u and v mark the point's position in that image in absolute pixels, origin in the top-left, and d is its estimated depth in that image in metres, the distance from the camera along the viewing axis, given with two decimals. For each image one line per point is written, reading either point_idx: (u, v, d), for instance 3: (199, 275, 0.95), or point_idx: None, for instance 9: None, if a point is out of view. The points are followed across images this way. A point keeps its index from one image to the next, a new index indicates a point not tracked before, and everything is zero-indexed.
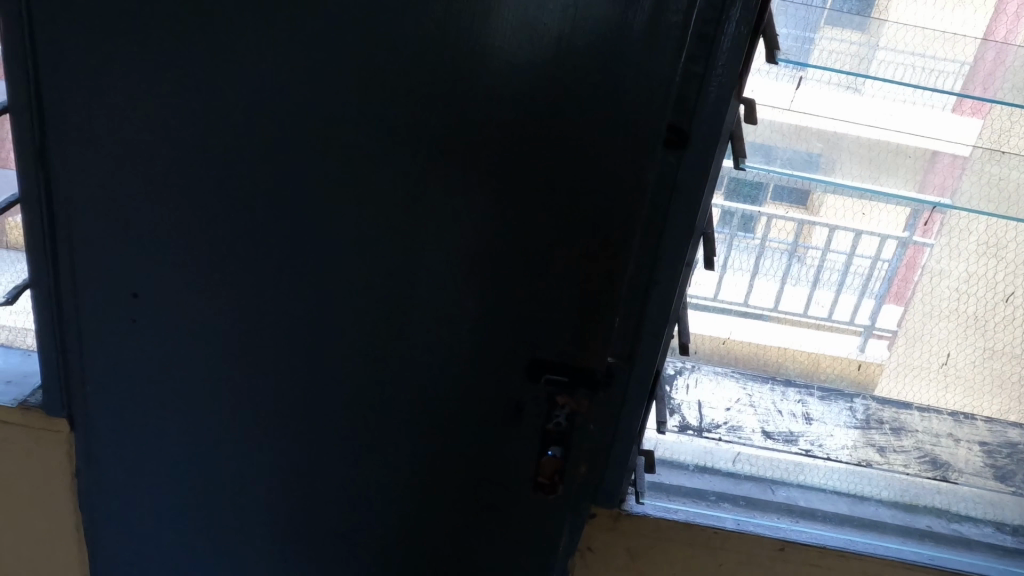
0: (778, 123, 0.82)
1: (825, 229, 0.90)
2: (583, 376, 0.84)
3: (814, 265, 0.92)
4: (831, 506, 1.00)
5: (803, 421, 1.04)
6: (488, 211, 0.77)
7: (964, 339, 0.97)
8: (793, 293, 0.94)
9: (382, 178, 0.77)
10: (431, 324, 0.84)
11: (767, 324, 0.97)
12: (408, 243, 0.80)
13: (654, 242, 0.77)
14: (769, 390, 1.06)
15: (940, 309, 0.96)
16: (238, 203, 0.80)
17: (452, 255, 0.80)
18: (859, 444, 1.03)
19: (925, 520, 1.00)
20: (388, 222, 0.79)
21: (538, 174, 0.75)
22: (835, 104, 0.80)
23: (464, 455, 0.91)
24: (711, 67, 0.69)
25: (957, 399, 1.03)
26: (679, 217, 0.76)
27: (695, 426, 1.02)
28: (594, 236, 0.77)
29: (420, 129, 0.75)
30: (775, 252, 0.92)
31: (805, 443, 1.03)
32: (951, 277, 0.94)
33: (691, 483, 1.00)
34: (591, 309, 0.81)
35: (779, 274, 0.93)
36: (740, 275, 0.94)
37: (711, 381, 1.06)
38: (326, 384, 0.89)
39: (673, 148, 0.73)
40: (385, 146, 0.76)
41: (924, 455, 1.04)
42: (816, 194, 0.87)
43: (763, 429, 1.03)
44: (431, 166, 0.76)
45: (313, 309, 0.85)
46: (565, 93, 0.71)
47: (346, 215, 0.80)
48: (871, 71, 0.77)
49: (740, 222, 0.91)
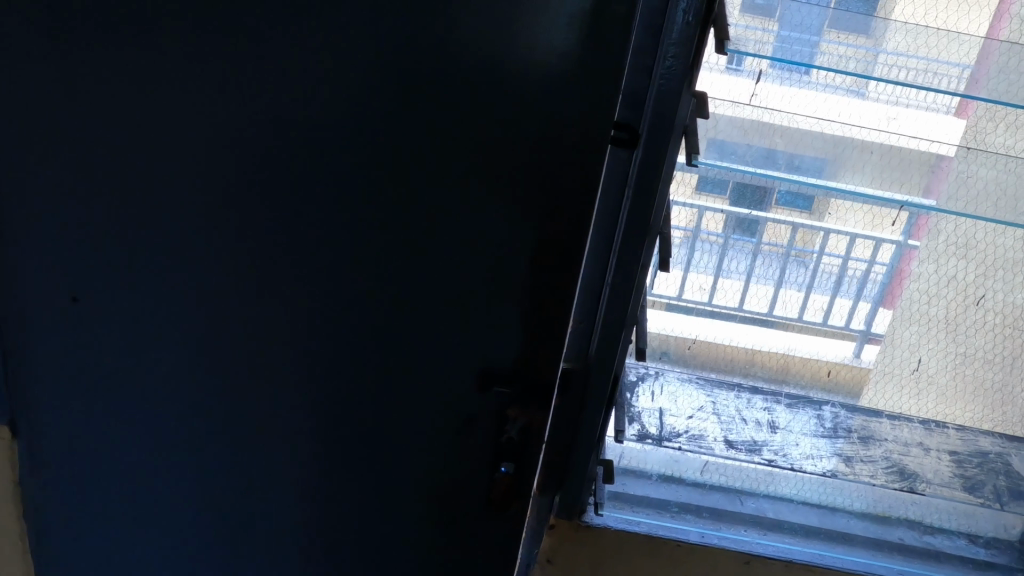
0: (738, 117, 0.80)
1: (815, 232, 0.85)
2: (528, 387, 0.80)
3: (803, 270, 0.88)
4: (801, 518, 0.98)
5: (767, 430, 0.97)
6: (433, 212, 0.74)
7: (935, 343, 0.92)
8: (788, 296, 0.89)
9: (326, 175, 0.74)
10: (381, 327, 0.80)
11: (736, 327, 0.91)
12: (354, 243, 0.77)
13: (604, 244, 0.76)
14: (734, 397, 0.97)
15: (909, 312, 0.90)
16: (174, 204, 0.76)
17: (400, 256, 0.77)
18: (824, 455, 0.97)
19: (898, 533, 0.98)
20: (334, 220, 0.76)
21: (487, 172, 0.72)
22: (800, 101, 0.77)
23: (419, 464, 0.87)
24: (659, 59, 0.67)
25: (929, 406, 0.95)
26: (630, 218, 0.73)
27: (655, 435, 0.95)
28: (537, 237, 0.74)
29: (363, 123, 0.71)
30: (768, 254, 0.87)
31: (768, 453, 0.96)
32: (922, 279, 0.88)
33: (657, 493, 0.97)
34: (544, 317, 0.77)
35: (773, 277, 0.89)
36: (734, 278, 0.89)
37: (678, 387, 0.98)
38: (277, 390, 0.85)
39: (621, 145, 0.71)
40: (329, 142, 0.72)
41: (892, 465, 0.97)
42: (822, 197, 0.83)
43: (725, 438, 0.96)
44: (376, 163, 0.73)
45: (260, 312, 0.81)
46: (509, 93, 0.68)
47: (290, 213, 0.76)
48: (875, 75, 0.72)
49: (742, 226, 0.86)
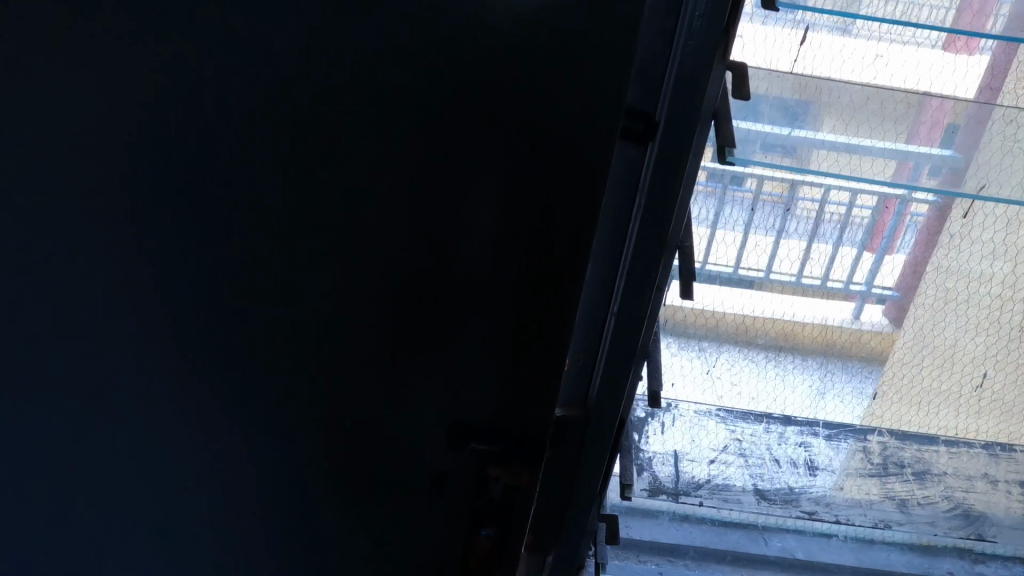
0: (776, 92, 0.61)
1: (818, 183, 0.65)
2: (519, 441, 0.64)
3: (805, 221, 0.68)
4: (837, 557, 0.85)
5: (803, 474, 0.81)
6: (379, 238, 0.55)
7: (1004, 353, 0.76)
8: (786, 251, 0.70)
9: (228, 194, 0.53)
10: (317, 386, 0.61)
11: (744, 292, 0.72)
12: (274, 284, 0.56)
13: (614, 264, 0.57)
14: (762, 429, 0.78)
15: (975, 320, 0.75)
16: (23, 236, 0.55)
17: (338, 296, 0.57)
18: (874, 499, 0.83)
19: (946, 565, 0.86)
20: (244, 254, 0.55)
21: (454, 186, 0.53)
22: (824, 56, 0.63)
23: (369, 543, 0.69)
24: (682, 18, 0.48)
25: (990, 426, 0.79)
26: (645, 232, 0.55)
27: (669, 489, 0.81)
28: (521, 263, 0.55)
29: (276, 124, 0.51)
30: (768, 208, 0.67)
31: (807, 503, 0.82)
32: (989, 279, 0.73)
33: (666, 535, 0.84)
34: (534, 357, 0.60)
35: (771, 229, 0.69)
36: (732, 228, 0.69)
37: (690, 422, 0.78)
38: (180, 473, 0.64)
39: (633, 138, 0.52)
40: (232, 151, 0.52)
41: (955, 506, 0.83)
42: (817, 148, 0.62)
43: (755, 487, 0.81)
44: (299, 178, 0.53)
45: (150, 377, 0.60)
46: (484, 80, 0.49)
47: (184, 248, 0.55)
48: (863, 9, 0.60)
49: (731, 176, 0.66)
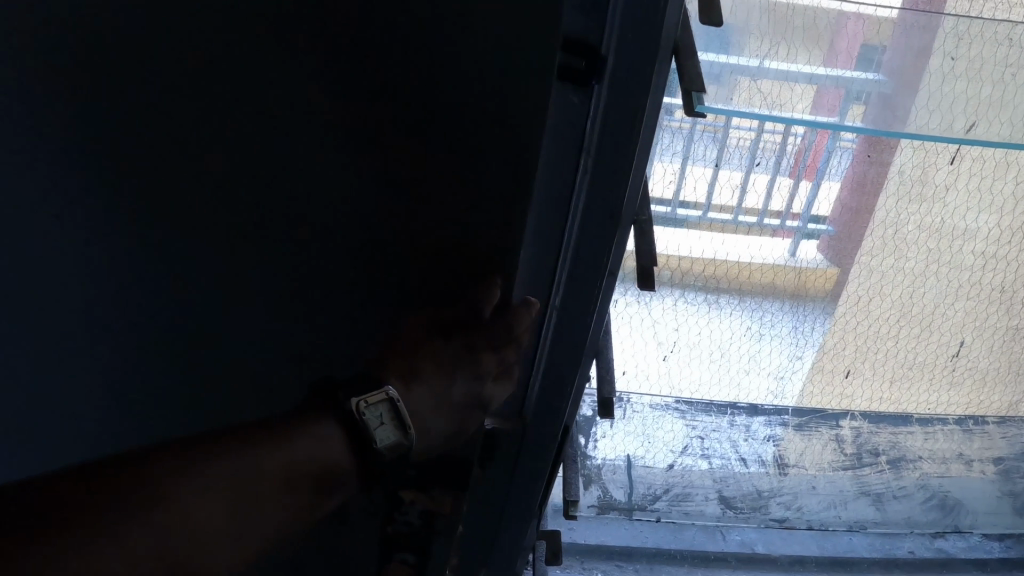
0: (746, 17, 0.47)
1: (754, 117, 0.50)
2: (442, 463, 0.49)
3: (743, 149, 0.54)
4: (801, 548, 0.82)
5: (773, 472, 0.80)
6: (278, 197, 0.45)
7: (984, 319, 0.68)
8: (728, 183, 0.56)
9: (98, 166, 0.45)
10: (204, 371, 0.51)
11: (687, 234, 0.60)
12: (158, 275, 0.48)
13: (554, 249, 0.40)
14: (724, 420, 0.74)
15: (958, 284, 0.66)
16: None
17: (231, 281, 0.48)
18: (848, 496, 0.83)
19: (907, 545, 0.84)
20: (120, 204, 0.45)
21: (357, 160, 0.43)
22: None
23: None
24: None
25: (960, 397, 0.74)
26: (597, 208, 0.37)
27: (622, 504, 0.81)
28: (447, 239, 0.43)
29: (160, 90, 0.42)
30: (706, 137, 0.54)
31: (778, 507, 0.82)
32: (976, 237, 0.63)
33: (618, 538, 0.80)
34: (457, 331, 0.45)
35: (709, 159, 0.55)
36: (670, 161, 0.55)
37: (653, 418, 0.74)
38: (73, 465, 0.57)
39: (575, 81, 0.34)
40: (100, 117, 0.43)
41: (931, 497, 0.84)
42: (740, 73, 0.46)
43: (720, 495, 0.81)
44: (178, 164, 0.44)
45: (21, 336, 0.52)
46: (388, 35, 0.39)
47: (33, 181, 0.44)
48: None
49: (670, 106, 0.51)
